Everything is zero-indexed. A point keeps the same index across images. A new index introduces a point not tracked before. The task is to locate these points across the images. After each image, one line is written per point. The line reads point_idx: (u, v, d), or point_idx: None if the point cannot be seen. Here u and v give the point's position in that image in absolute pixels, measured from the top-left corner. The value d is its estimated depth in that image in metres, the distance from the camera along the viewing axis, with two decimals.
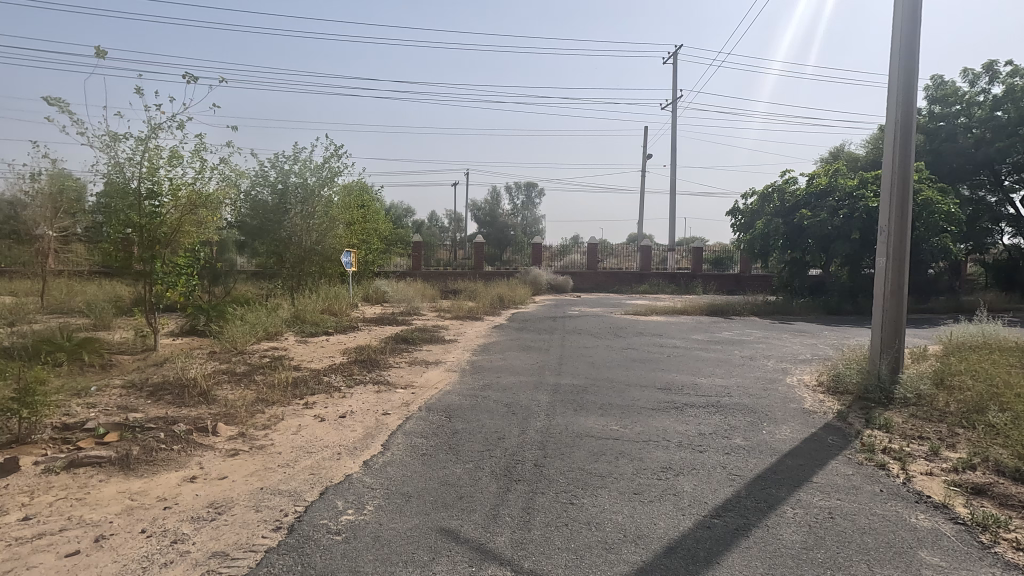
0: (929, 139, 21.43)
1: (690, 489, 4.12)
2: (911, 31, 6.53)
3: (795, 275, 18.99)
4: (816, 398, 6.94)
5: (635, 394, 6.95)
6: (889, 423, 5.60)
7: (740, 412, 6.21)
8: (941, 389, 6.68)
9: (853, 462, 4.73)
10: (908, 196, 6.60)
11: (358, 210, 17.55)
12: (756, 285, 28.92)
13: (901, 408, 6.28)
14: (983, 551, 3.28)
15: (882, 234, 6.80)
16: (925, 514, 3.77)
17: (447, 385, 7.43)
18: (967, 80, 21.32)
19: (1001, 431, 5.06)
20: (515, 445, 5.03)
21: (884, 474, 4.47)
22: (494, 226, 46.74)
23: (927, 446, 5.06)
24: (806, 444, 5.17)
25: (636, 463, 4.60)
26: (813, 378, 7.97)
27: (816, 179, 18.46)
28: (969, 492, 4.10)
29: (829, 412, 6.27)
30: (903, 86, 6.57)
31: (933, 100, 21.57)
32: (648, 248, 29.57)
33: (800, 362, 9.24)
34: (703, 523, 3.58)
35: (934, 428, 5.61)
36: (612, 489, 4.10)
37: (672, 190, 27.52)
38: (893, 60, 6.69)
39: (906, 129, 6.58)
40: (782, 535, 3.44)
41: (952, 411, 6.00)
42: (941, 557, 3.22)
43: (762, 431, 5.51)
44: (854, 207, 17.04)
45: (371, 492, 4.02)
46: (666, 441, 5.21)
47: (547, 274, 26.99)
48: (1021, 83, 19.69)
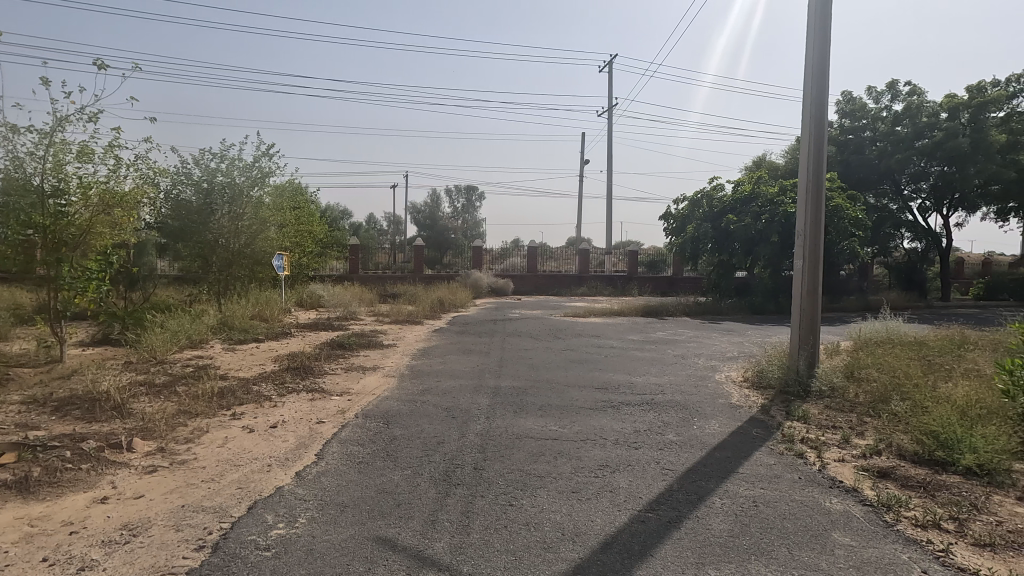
0: (840, 150, 23.18)
1: (626, 484, 4.24)
2: (822, 49, 7.02)
3: (722, 276, 19.89)
4: (741, 393, 7.31)
5: (573, 394, 7.08)
6: (807, 414, 5.99)
7: (672, 409, 6.46)
8: (851, 381, 7.19)
9: (775, 452, 5.03)
10: (822, 202, 7.11)
11: (292, 212, 16.97)
12: (687, 287, 30.23)
13: (817, 400, 6.73)
14: (887, 529, 3.57)
15: (799, 238, 7.28)
16: (837, 497, 4.06)
17: (386, 391, 7.28)
18: (872, 97, 23.19)
19: (903, 420, 5.52)
20: (454, 449, 5.00)
21: (802, 462, 4.77)
22: (435, 228, 46.16)
23: (840, 434, 5.44)
24: (733, 436, 5.45)
25: (574, 463, 4.68)
26: (739, 375, 8.37)
27: (741, 185, 19.53)
28: (875, 476, 4.45)
29: (753, 405, 6.64)
30: (816, 99, 7.05)
31: (843, 113, 23.24)
32: (585, 251, 30.27)
33: (727, 360, 9.70)
34: (638, 518, 3.69)
35: (845, 417, 6.05)
36: (551, 489, 4.13)
37: (608, 195, 28.31)
38: (807, 73, 7.15)
39: (818, 138, 7.04)
40: (711, 524, 3.61)
41: (861, 401, 6.48)
42: (851, 538, 3.47)
43: (693, 427, 5.75)
44: (774, 212, 18.16)
45: (304, 504, 3.86)
46: (602, 439, 5.33)
47: (487, 277, 27.05)
48: (918, 102, 21.75)
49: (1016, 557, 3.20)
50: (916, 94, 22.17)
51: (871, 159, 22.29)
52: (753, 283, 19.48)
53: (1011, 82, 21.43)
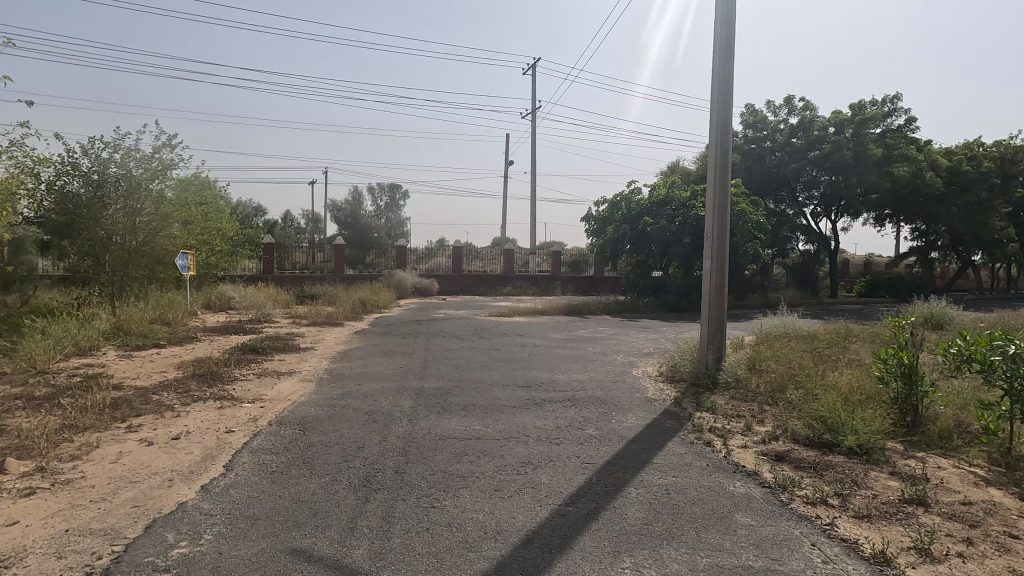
0: (744, 159, 24.83)
1: (547, 480, 4.33)
2: (727, 62, 7.51)
3: (640, 276, 20.77)
4: (656, 387, 7.68)
5: (497, 393, 7.13)
6: (715, 405, 6.40)
7: (592, 404, 6.67)
8: (754, 373, 7.75)
9: (686, 442, 5.33)
10: (727, 206, 7.61)
11: (198, 208, 15.83)
12: (608, 286, 31.31)
13: (724, 391, 7.20)
14: (782, 508, 3.88)
15: (707, 239, 7.74)
16: (740, 481, 4.37)
17: (303, 396, 6.97)
18: (771, 111, 25.15)
19: (797, 407, 6.04)
20: (375, 453, 4.88)
21: (710, 450, 5.09)
22: (357, 227, 44.75)
23: (743, 423, 5.86)
24: (648, 428, 5.72)
25: (497, 461, 4.71)
26: (655, 370, 8.79)
27: (657, 189, 20.51)
28: (773, 459, 4.83)
29: (667, 398, 7.00)
30: (722, 109, 7.53)
31: (747, 124, 25.09)
32: (510, 251, 30.57)
33: (644, 356, 10.15)
34: (558, 512, 3.78)
35: (748, 406, 6.52)
36: (474, 488, 4.14)
37: (531, 196, 28.74)
38: (714, 85, 7.62)
39: (724, 146, 7.53)
40: (627, 514, 3.76)
41: (762, 391, 7.01)
42: (752, 517, 3.74)
43: (612, 421, 5.97)
44: (686, 215, 19.23)
45: (210, 519, 3.62)
46: (525, 436, 5.41)
47: (411, 277, 26.61)
48: (810, 116, 23.87)
49: (888, 525, 3.59)
50: (809, 109, 24.27)
51: (771, 167, 24.18)
52: (667, 282, 20.52)
53: (887, 101, 23.97)
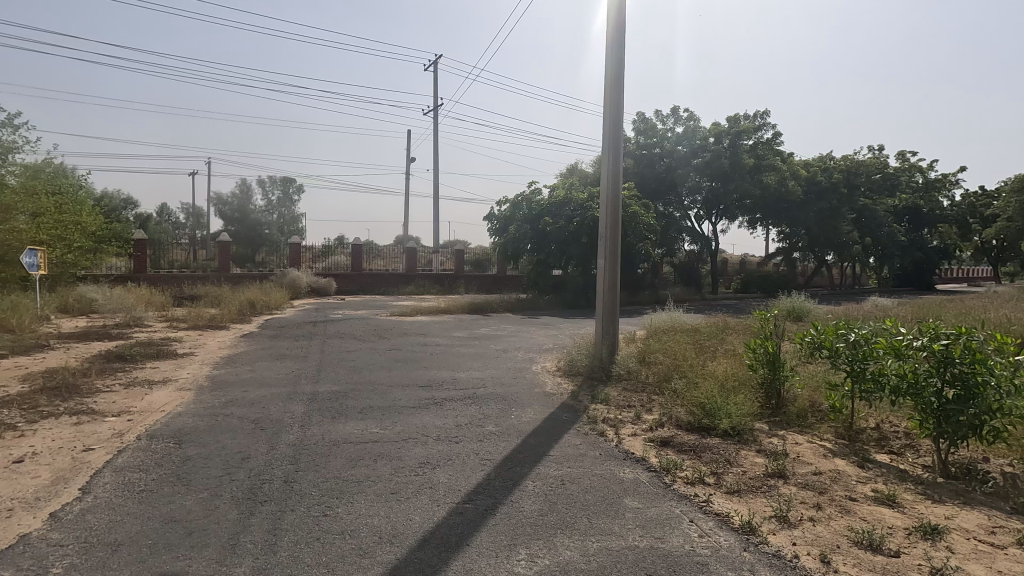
0: (636, 164, 26.14)
1: (445, 479, 4.31)
2: (617, 71, 7.92)
3: (540, 275, 21.30)
4: (554, 381, 7.93)
5: (397, 394, 6.98)
6: (608, 397, 6.73)
7: (493, 401, 6.74)
8: (643, 365, 8.25)
9: (581, 433, 5.55)
10: (619, 208, 8.01)
11: (49, 198, 13.90)
12: (511, 285, 31.80)
13: (617, 383, 7.59)
14: (666, 489, 4.16)
15: (601, 238, 8.10)
16: (629, 467, 4.63)
17: (180, 406, 6.37)
18: (660, 120, 26.87)
19: (680, 395, 6.51)
20: (262, 464, 4.57)
21: (603, 440, 5.35)
22: (245, 223, 41.68)
23: (633, 412, 6.21)
24: (545, 422, 5.89)
25: (394, 463, 4.62)
26: (553, 365, 9.06)
27: (556, 190, 21.15)
28: (659, 445, 5.17)
29: (564, 392, 7.25)
30: (613, 115, 7.93)
31: (639, 131, 26.60)
32: (413, 249, 30.06)
33: (543, 352, 10.44)
34: (456, 510, 3.78)
35: (638, 396, 6.92)
36: (369, 493, 4.03)
37: (434, 194, 28.44)
38: (607, 93, 7.99)
39: (615, 150, 7.93)
40: (524, 506, 3.84)
41: (650, 381, 7.48)
42: (639, 501, 3.98)
43: (511, 416, 6.07)
44: (584, 216, 20.02)
45: (61, 550, 3.20)
46: (424, 437, 5.34)
47: (307, 276, 25.28)
48: (694, 127, 25.84)
49: (754, 498, 3.98)
50: (693, 120, 26.25)
51: (660, 173, 25.86)
52: (567, 281, 21.24)
53: (758, 116, 26.54)
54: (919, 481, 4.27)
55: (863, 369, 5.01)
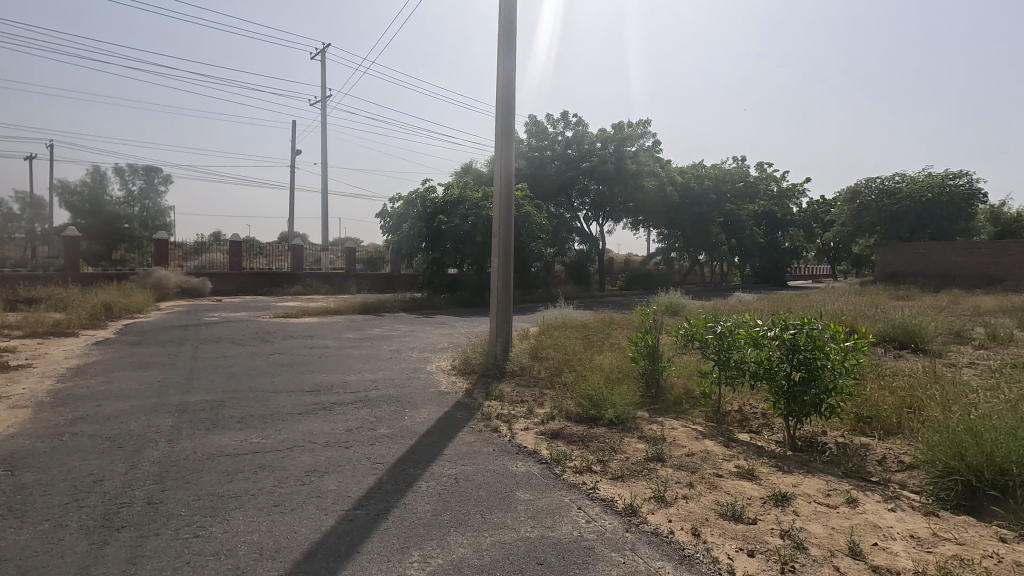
0: (529, 165, 26.83)
1: (334, 486, 4.13)
2: (509, 73, 8.06)
3: (435, 273, 21.11)
4: (449, 380, 7.90)
5: (281, 400, 6.56)
6: (501, 393, 6.84)
7: (385, 403, 6.57)
8: (536, 360, 8.48)
9: (475, 430, 5.58)
10: (511, 207, 8.16)
11: None
12: (405, 284, 31.17)
13: (510, 379, 7.74)
14: (556, 479, 4.32)
15: (495, 237, 8.21)
16: (522, 460, 4.74)
17: (13, 426, 5.49)
18: (551, 123, 27.77)
19: (569, 388, 6.79)
20: (119, 486, 4.07)
21: (496, 435, 5.42)
22: (99, 215, 36.81)
23: (526, 407, 6.37)
24: (439, 422, 5.85)
25: (278, 474, 4.33)
26: (448, 364, 9.02)
27: (451, 189, 21.08)
28: (550, 437, 5.35)
29: (459, 390, 7.25)
30: (505, 117, 8.05)
31: (531, 134, 27.31)
32: (299, 247, 28.41)
33: (438, 351, 10.37)
34: (346, 517, 3.63)
35: (530, 391, 7.11)
36: (249, 508, 3.75)
37: (322, 189, 27.09)
38: (498, 95, 8.11)
39: (508, 151, 8.06)
40: (417, 508, 3.79)
41: (542, 376, 7.72)
42: (530, 492, 4.09)
43: (404, 418, 5.96)
44: (478, 215, 20.15)
45: None
46: (311, 444, 5.07)
47: (176, 275, 22.92)
48: (583, 131, 27.05)
49: (635, 481, 4.26)
50: (582, 125, 27.45)
51: (551, 174, 26.74)
52: (462, 279, 21.25)
53: (640, 124, 28.36)
54: (773, 455, 4.83)
55: (728, 358, 5.56)
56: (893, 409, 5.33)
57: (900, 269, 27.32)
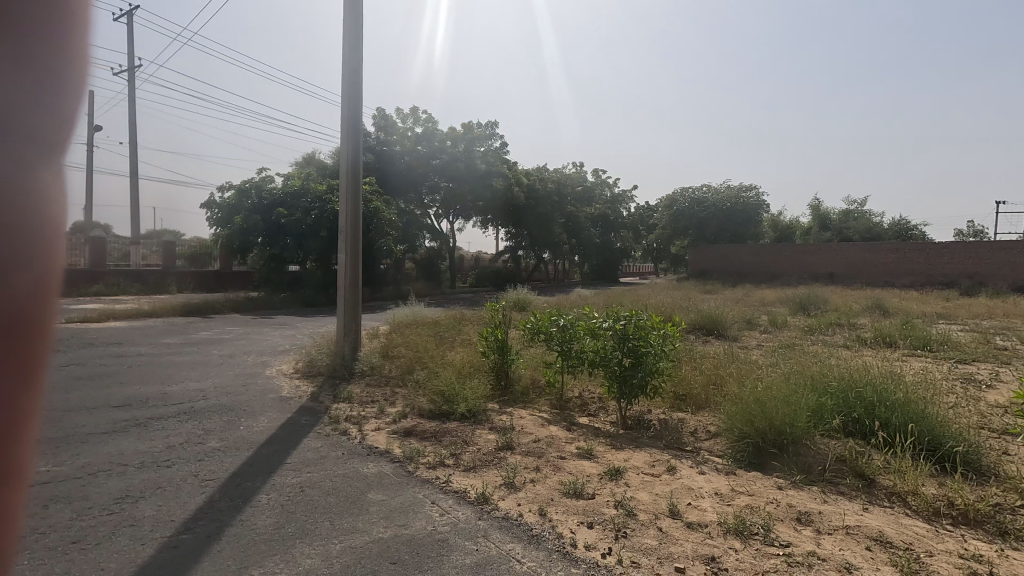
0: (377, 159, 26.03)
1: (153, 511, 3.63)
2: (355, 62, 7.75)
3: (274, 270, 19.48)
4: (291, 384, 7.37)
5: (79, 419, 5.56)
6: (350, 394, 6.57)
7: (216, 413, 5.93)
8: (387, 359, 8.29)
9: (321, 435, 5.29)
10: (359, 202, 7.86)
11: None
12: (238, 283, 28.26)
13: (359, 380, 7.46)
14: (409, 477, 4.29)
15: (341, 233, 7.85)
16: (373, 462, 4.62)
17: None
18: (400, 118, 27.23)
19: (422, 385, 6.77)
20: None
21: (345, 439, 5.20)
22: None
23: (377, 407, 6.20)
24: (281, 429, 5.44)
25: (76, 505, 3.68)
26: (290, 367, 8.41)
27: (291, 180, 19.61)
28: (402, 435, 5.29)
29: (303, 395, 6.81)
30: (351, 107, 7.73)
31: (379, 127, 26.49)
32: (101, 240, 24.20)
33: (278, 354, 9.60)
34: (169, 544, 3.22)
35: (381, 391, 6.93)
36: (37, 549, 3.13)
37: (131, 173, 23.39)
38: (344, 84, 7.77)
39: (355, 143, 7.76)
40: (257, 523, 3.50)
41: (393, 375, 7.57)
42: (382, 493, 4.01)
43: (239, 428, 5.44)
44: (323, 208, 19.05)
45: None
46: (121, 466, 4.38)
47: None
48: (432, 128, 26.99)
49: (487, 471, 4.41)
50: (431, 122, 27.36)
51: (401, 170, 26.25)
52: (305, 277, 19.91)
53: (488, 126, 29.10)
54: (607, 435, 5.34)
55: (569, 349, 6.00)
56: (702, 386, 6.20)
57: (708, 267, 31.79)
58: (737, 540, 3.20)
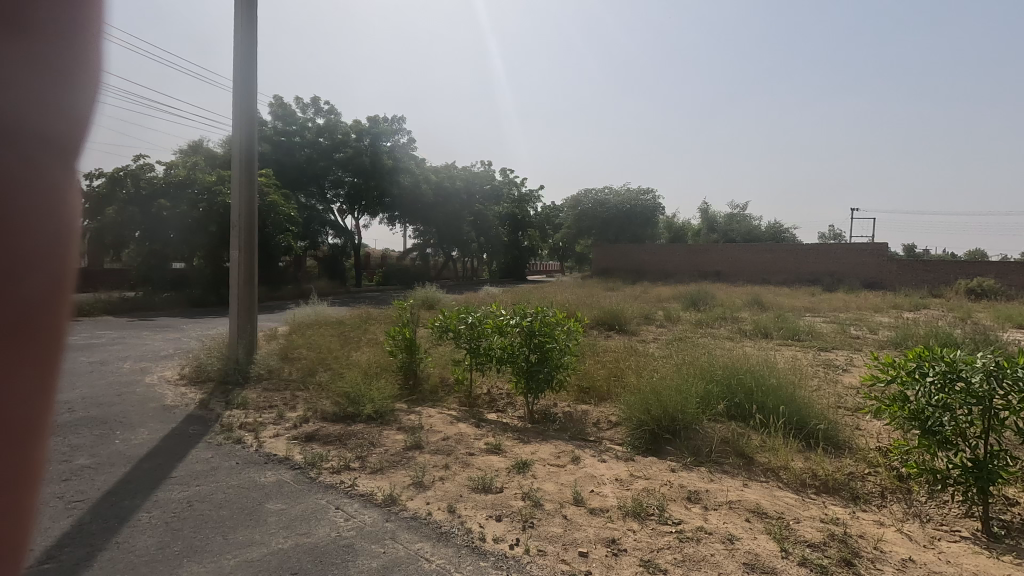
0: (275, 150, 24.52)
1: None
2: (248, 46, 7.25)
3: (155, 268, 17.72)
4: (176, 392, 6.75)
5: None
6: (245, 400, 6.15)
7: (85, 427, 5.29)
8: (286, 362, 7.85)
9: (212, 445, 4.91)
10: (253, 195, 7.37)
11: None
12: (110, 282, 25.37)
13: (255, 384, 6.99)
14: (312, 483, 4.11)
15: (233, 228, 7.33)
16: (271, 470, 4.36)
17: None
18: (299, 108, 25.85)
19: (325, 388, 6.50)
20: None
21: (240, 447, 4.87)
22: None
23: (275, 412, 5.86)
24: (165, 441, 4.98)
25: None
26: (174, 373, 7.71)
27: (175, 169, 17.93)
28: (304, 441, 5.04)
29: (190, 402, 6.27)
30: (244, 94, 7.23)
31: (276, 116, 24.94)
32: None
33: (160, 359, 8.76)
34: None
35: (279, 395, 6.55)
36: None
37: None
38: (235, 69, 7.24)
39: (248, 132, 7.27)
40: (136, 544, 3.18)
41: (294, 378, 7.19)
42: (282, 502, 3.80)
43: (114, 442, 4.90)
44: (212, 201, 17.62)
45: None
46: None
47: None
48: (335, 121, 25.97)
49: (394, 472, 4.33)
50: (334, 114, 26.24)
51: (300, 163, 24.92)
52: (192, 275, 18.30)
53: (395, 120, 28.46)
54: (516, 429, 5.44)
55: (478, 346, 6.04)
56: (604, 379, 6.51)
57: (610, 265, 33.36)
58: (635, 522, 3.41)
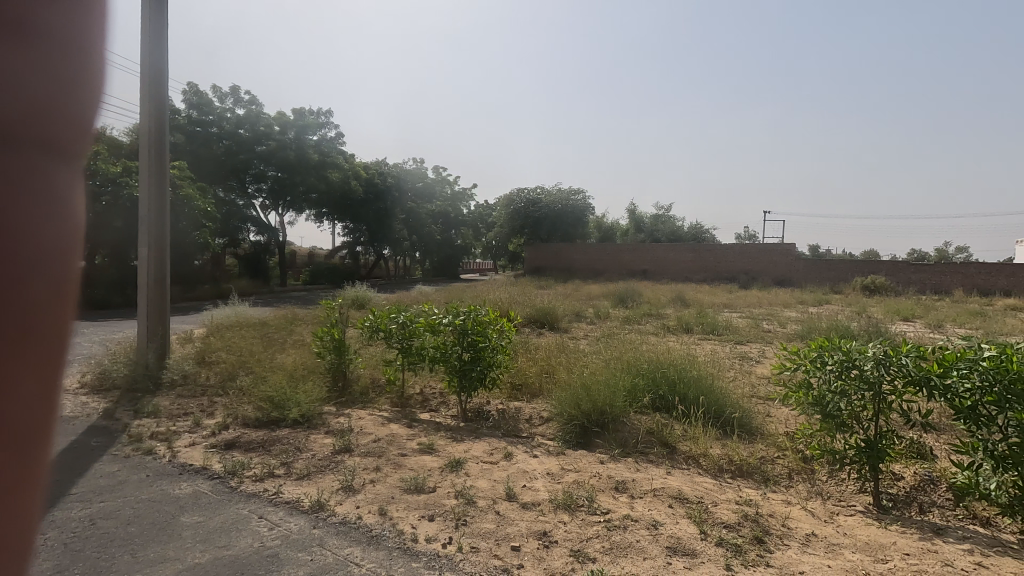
0: (190, 141, 22.93)
1: None
2: (158, 29, 6.76)
3: None
4: (76, 401, 6.17)
5: None
6: (157, 408, 5.73)
7: None
8: (203, 366, 7.38)
9: (119, 458, 4.54)
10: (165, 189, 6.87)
11: None
12: None
13: (168, 391, 6.52)
14: (232, 493, 3.90)
15: (142, 223, 6.81)
16: (187, 481, 4.10)
17: None
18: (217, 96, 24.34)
19: (246, 393, 6.18)
20: None
21: (150, 459, 4.53)
22: None
23: (190, 420, 5.50)
24: (63, 455, 4.54)
25: None
26: (72, 382, 7.03)
27: None
28: (223, 449, 4.77)
29: (93, 412, 5.76)
30: (153, 80, 6.72)
31: (191, 105, 23.30)
32: None
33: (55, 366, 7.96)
34: None
35: (195, 402, 6.16)
36: None
37: None
38: (143, 54, 6.72)
39: (158, 121, 6.77)
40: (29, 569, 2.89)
41: (211, 383, 6.78)
42: (198, 514, 3.58)
43: None
44: (117, 194, 16.26)
45: None
46: None
47: None
48: (256, 112, 24.67)
49: (322, 477, 4.19)
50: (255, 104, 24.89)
51: (218, 155, 23.48)
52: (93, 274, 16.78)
53: (321, 113, 27.47)
54: (449, 428, 5.42)
55: (410, 346, 5.96)
56: (536, 376, 6.61)
57: (542, 264, 33.88)
58: (565, 513, 3.49)
